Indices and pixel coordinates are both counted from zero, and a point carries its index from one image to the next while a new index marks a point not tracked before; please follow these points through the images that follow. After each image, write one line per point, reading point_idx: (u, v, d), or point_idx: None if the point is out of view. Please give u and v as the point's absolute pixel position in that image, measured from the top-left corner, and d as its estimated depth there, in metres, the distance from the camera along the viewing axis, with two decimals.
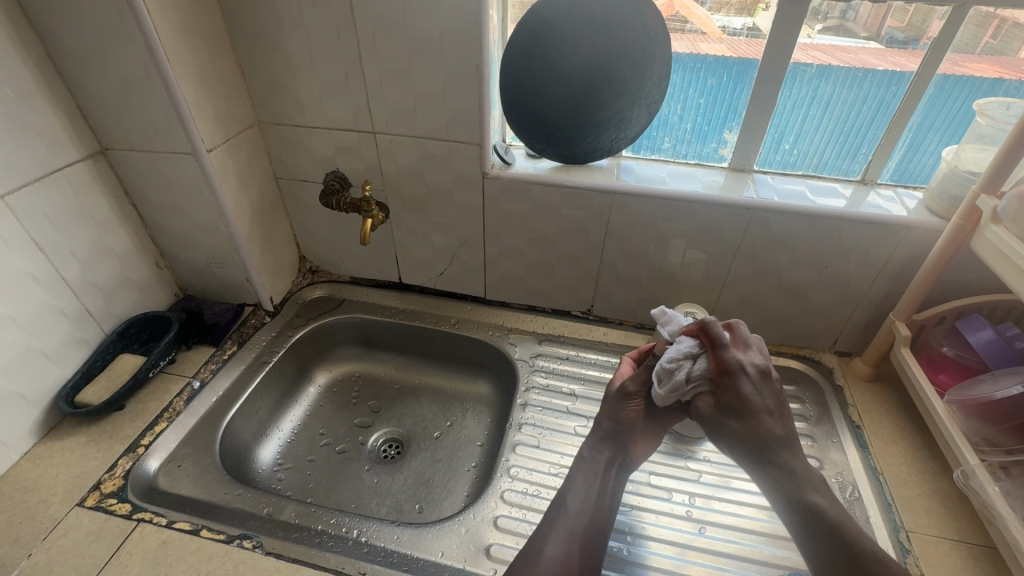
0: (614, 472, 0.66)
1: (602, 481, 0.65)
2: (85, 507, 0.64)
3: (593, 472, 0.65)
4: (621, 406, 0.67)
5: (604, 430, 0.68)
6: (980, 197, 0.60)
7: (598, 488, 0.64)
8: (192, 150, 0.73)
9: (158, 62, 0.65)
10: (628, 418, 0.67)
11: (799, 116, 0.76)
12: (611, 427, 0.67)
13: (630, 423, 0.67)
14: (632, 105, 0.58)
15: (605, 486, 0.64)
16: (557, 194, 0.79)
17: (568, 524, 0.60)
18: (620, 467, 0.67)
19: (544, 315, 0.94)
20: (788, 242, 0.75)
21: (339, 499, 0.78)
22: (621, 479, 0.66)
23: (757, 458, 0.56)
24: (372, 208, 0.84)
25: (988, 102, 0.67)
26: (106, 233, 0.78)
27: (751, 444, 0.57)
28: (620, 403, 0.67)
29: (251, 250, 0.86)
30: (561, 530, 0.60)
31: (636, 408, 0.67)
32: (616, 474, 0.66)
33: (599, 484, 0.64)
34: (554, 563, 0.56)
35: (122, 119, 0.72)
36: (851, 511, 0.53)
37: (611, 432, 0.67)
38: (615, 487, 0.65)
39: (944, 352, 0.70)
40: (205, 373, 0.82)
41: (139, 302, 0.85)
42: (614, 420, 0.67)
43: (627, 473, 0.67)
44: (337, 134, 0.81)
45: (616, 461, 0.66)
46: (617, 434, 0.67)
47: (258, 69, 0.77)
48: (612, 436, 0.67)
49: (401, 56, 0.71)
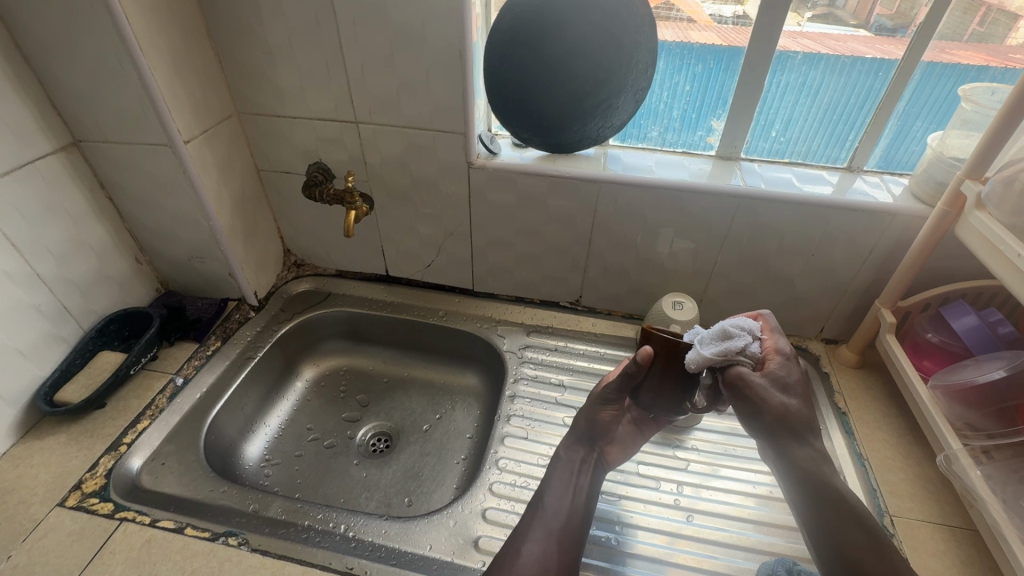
0: (588, 470, 0.66)
1: (577, 479, 0.65)
2: (66, 507, 0.63)
3: (569, 471, 0.65)
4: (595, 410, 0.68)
5: (578, 430, 0.69)
6: (965, 182, 0.60)
7: (574, 485, 0.64)
8: (169, 142, 0.71)
9: (130, 51, 0.63)
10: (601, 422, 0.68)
11: (787, 103, 0.75)
12: (584, 431, 0.68)
13: (603, 428, 0.68)
14: (620, 93, 0.56)
15: (580, 485, 0.64)
16: (544, 184, 0.78)
17: (546, 522, 0.60)
18: (593, 466, 0.67)
19: (532, 306, 0.94)
20: (776, 231, 0.75)
21: (327, 494, 0.77)
22: (597, 479, 0.66)
23: (785, 446, 0.51)
24: (356, 199, 0.82)
25: (974, 88, 0.67)
26: (82, 228, 0.76)
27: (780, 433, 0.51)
28: (597, 408, 0.68)
29: (234, 243, 0.84)
30: (539, 528, 0.59)
31: (610, 413, 0.68)
32: (591, 474, 0.66)
33: (574, 482, 0.64)
34: (532, 562, 0.56)
35: (94, 110, 0.70)
36: (845, 510, 0.49)
37: (586, 434, 0.68)
38: (591, 486, 0.65)
39: (928, 338, 0.70)
40: (189, 369, 0.81)
41: (118, 298, 0.83)
42: (589, 425, 0.68)
43: (602, 473, 0.67)
44: (319, 124, 0.79)
45: (590, 461, 0.67)
46: (592, 437, 0.68)
47: (236, 58, 0.75)
48: (587, 439, 0.68)
49: (382, 43, 0.69)
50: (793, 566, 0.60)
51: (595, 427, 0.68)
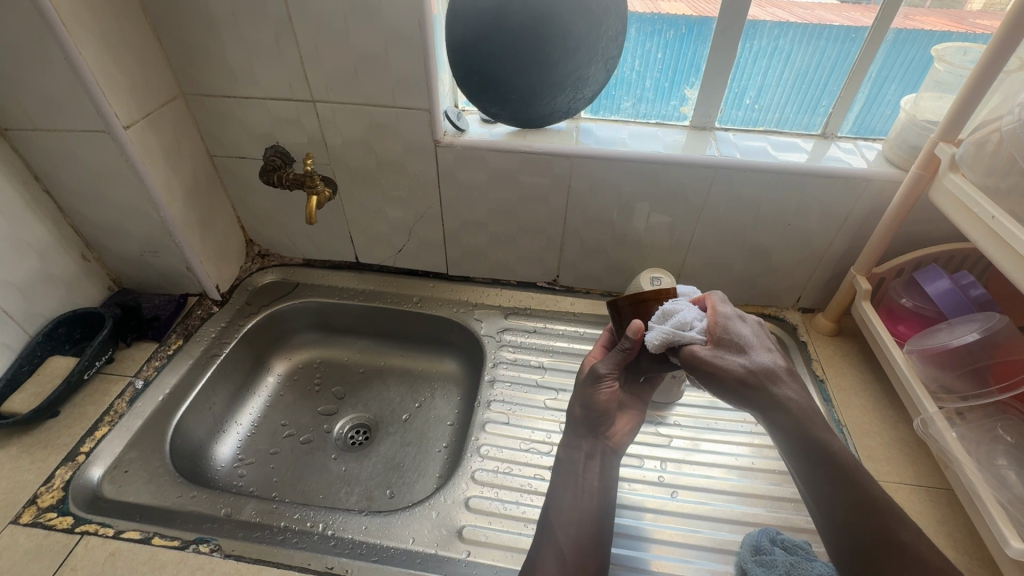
0: (597, 463, 0.62)
1: (587, 482, 0.60)
2: (20, 524, 0.59)
3: (577, 475, 0.61)
4: (596, 392, 0.62)
5: (577, 419, 0.63)
6: (938, 145, 0.60)
7: (584, 490, 0.60)
8: (107, 128, 0.66)
9: (52, 28, 0.57)
10: (604, 404, 0.62)
11: (761, 69, 0.73)
12: (585, 416, 0.63)
13: (604, 407, 0.62)
14: (589, 62, 0.49)
15: (588, 487, 0.60)
16: (514, 160, 0.75)
17: (558, 545, 0.55)
18: (604, 458, 0.62)
19: (509, 288, 0.92)
20: (752, 201, 0.74)
21: (305, 491, 0.75)
22: (610, 469, 0.62)
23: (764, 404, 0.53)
24: (317, 183, 0.77)
25: (946, 48, 0.66)
26: (18, 225, 0.70)
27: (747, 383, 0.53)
28: (593, 387, 0.62)
29: (189, 235, 0.79)
30: (552, 551, 0.55)
31: (610, 390, 0.62)
32: (600, 468, 0.61)
33: (586, 487, 0.60)
34: None
35: (18, 95, 0.64)
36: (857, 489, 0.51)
37: (585, 420, 0.63)
38: (604, 481, 0.61)
39: (902, 304, 0.71)
40: (149, 371, 0.76)
41: (67, 299, 0.78)
42: (590, 410, 0.62)
43: (614, 461, 0.62)
44: (272, 104, 0.74)
45: (597, 451, 0.62)
46: (594, 421, 0.62)
47: (176, 34, 0.69)
48: (589, 425, 0.63)
49: (335, 14, 0.64)
50: (777, 537, 0.60)
51: (596, 411, 0.62)
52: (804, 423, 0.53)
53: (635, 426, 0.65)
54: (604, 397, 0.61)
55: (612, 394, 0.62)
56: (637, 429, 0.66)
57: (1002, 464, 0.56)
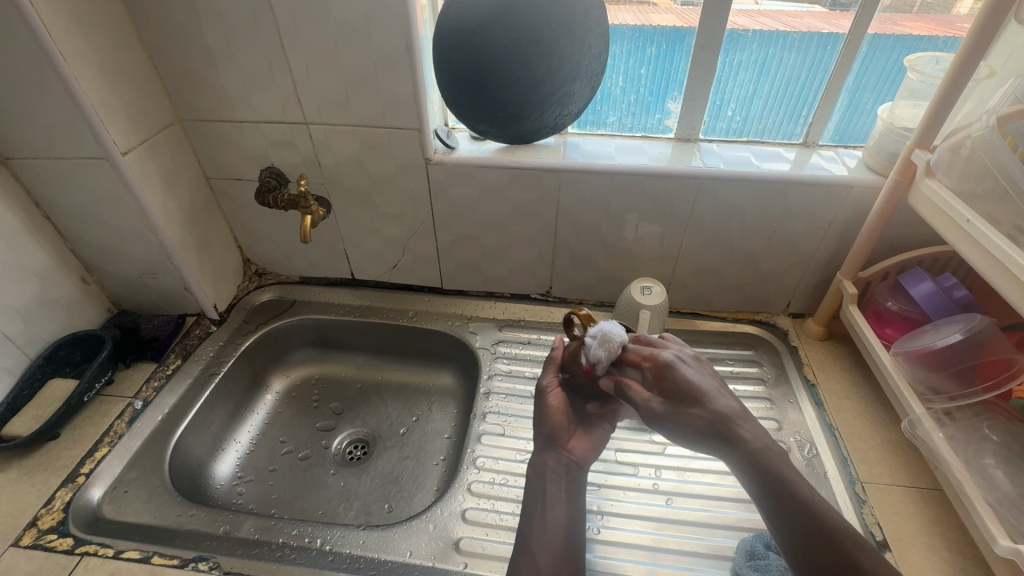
0: (562, 477, 0.62)
1: (556, 497, 0.60)
2: (21, 546, 0.60)
3: (543, 490, 0.61)
4: (546, 405, 0.64)
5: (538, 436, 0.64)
6: (914, 152, 0.61)
7: (553, 503, 0.60)
8: (105, 155, 0.68)
9: (54, 63, 0.59)
10: (559, 416, 0.64)
11: (741, 81, 0.75)
12: (541, 431, 0.64)
13: (554, 419, 0.63)
14: (573, 80, 0.50)
15: (556, 500, 0.60)
16: (504, 175, 0.76)
17: (532, 555, 0.55)
18: (568, 472, 0.62)
19: (503, 301, 0.93)
20: (736, 210, 0.75)
21: (304, 508, 0.75)
22: (577, 486, 0.62)
23: (724, 444, 0.45)
24: (311, 203, 0.80)
25: (918, 58, 0.68)
26: (19, 251, 0.71)
27: (703, 425, 0.46)
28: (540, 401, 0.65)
29: (187, 257, 0.81)
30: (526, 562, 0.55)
31: (558, 400, 0.65)
32: (566, 484, 0.61)
33: (554, 501, 0.60)
34: None
35: (20, 126, 0.66)
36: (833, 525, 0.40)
37: (545, 435, 0.63)
38: (571, 495, 0.61)
39: (888, 307, 0.72)
40: (148, 391, 0.77)
41: (67, 322, 0.79)
42: (543, 422, 0.64)
43: (579, 475, 0.62)
44: (267, 127, 0.76)
45: (560, 466, 0.62)
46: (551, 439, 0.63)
47: (172, 62, 0.71)
48: (546, 440, 0.63)
49: (326, 39, 0.67)
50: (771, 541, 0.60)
51: (548, 424, 0.63)
52: (763, 467, 0.43)
53: (599, 442, 0.64)
54: (551, 406, 0.64)
55: (560, 403, 0.64)
56: (598, 447, 0.64)
57: (990, 464, 0.56)
